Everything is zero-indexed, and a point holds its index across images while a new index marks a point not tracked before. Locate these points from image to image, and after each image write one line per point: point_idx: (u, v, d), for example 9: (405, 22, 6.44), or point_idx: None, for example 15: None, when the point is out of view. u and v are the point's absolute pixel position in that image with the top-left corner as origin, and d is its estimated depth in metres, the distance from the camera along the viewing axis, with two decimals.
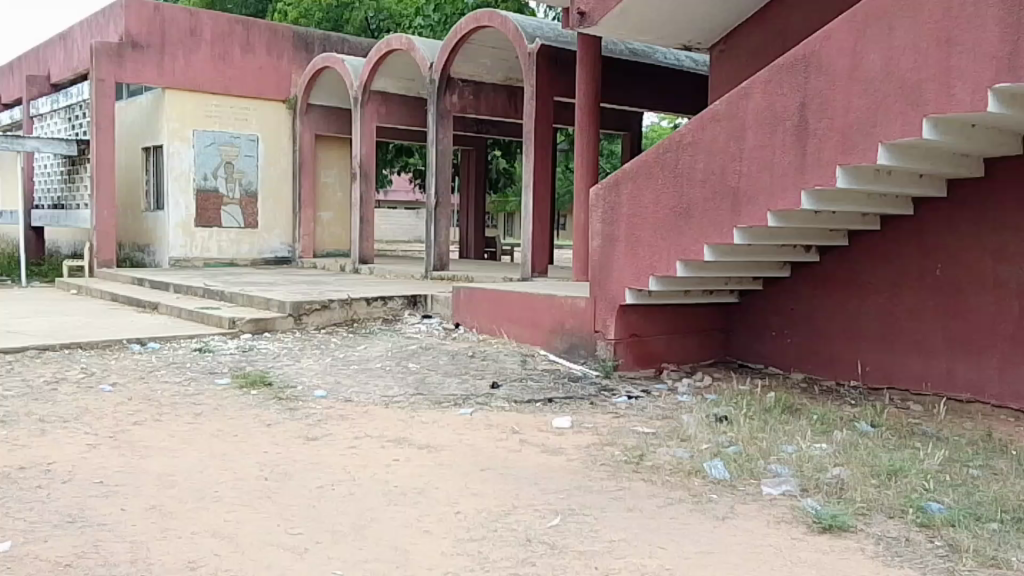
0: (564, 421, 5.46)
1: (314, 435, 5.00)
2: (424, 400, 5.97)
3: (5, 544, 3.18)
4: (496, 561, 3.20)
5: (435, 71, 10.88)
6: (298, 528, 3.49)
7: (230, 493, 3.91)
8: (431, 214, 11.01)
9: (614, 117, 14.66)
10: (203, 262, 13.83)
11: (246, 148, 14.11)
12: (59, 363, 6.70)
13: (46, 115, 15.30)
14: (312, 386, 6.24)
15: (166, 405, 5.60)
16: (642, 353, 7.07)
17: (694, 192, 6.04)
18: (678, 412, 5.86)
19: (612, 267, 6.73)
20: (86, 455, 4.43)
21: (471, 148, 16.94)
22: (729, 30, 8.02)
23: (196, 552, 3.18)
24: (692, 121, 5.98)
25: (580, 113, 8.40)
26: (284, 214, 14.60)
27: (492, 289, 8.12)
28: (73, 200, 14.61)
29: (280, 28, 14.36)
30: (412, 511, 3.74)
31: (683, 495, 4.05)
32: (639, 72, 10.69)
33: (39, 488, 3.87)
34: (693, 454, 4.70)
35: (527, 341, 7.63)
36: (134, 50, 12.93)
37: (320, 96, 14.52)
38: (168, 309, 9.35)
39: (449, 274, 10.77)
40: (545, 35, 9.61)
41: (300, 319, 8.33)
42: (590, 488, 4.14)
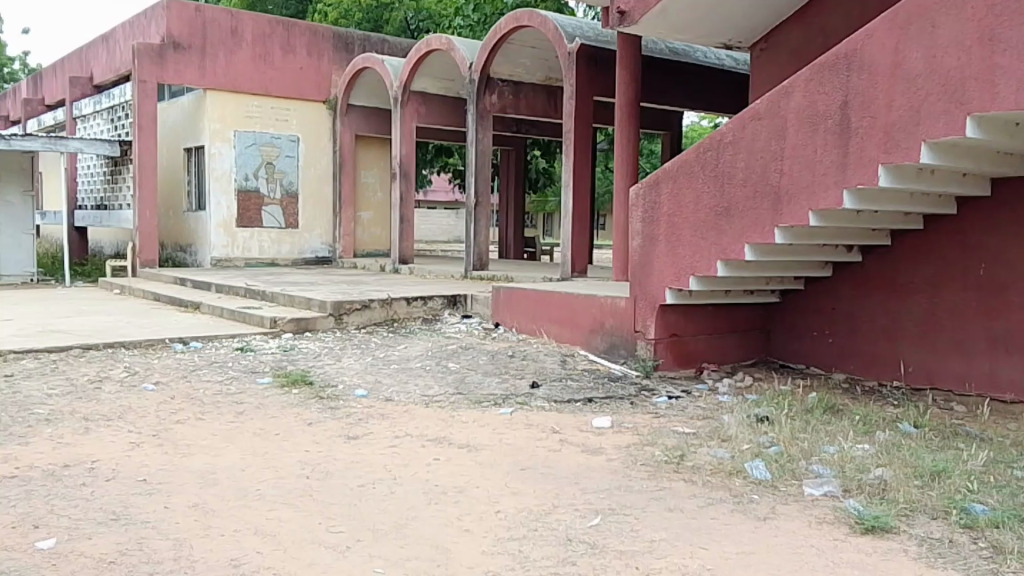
0: (603, 421, 5.47)
1: (355, 434, 5.07)
2: (465, 400, 6.01)
3: (51, 540, 3.28)
4: (537, 561, 3.22)
5: (474, 71, 10.92)
6: (338, 526, 3.55)
7: (272, 491, 3.99)
8: (470, 214, 11.07)
9: (654, 117, 14.61)
10: (244, 262, 14.05)
11: (287, 148, 14.33)
12: (103, 362, 6.88)
13: (89, 116, 15.63)
14: (353, 386, 6.32)
15: (209, 404, 5.71)
16: (681, 353, 7.04)
17: (734, 191, 6.01)
18: (718, 412, 5.83)
19: (652, 267, 6.72)
20: (129, 453, 4.54)
21: (509, 148, 17.00)
22: (769, 29, 7.95)
23: (238, 551, 3.25)
24: (732, 121, 5.95)
25: (621, 112, 8.37)
26: (323, 214, 14.80)
27: (531, 289, 8.15)
28: (115, 201, 14.93)
29: (321, 29, 14.52)
30: (453, 510, 3.78)
31: (724, 495, 4.04)
32: (679, 72, 10.64)
33: (84, 486, 3.98)
34: (733, 454, 4.68)
35: (566, 341, 7.65)
36: (176, 51, 13.16)
37: (358, 96, 14.67)
38: (210, 309, 9.51)
39: (488, 274, 10.82)
40: (585, 34, 9.60)
41: (341, 319, 8.44)
42: (630, 488, 4.15)
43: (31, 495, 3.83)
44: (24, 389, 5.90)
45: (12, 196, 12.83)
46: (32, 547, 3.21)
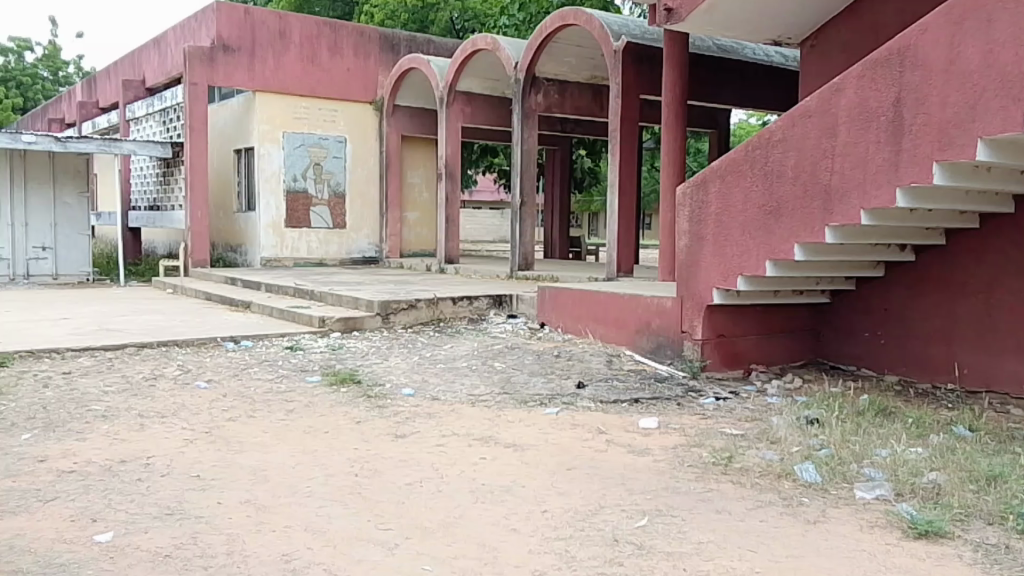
0: (650, 421, 5.46)
1: (403, 433, 5.14)
2: (511, 399, 6.04)
3: (109, 534, 3.39)
4: (584, 560, 3.23)
5: (520, 70, 10.93)
6: (387, 523, 3.61)
7: (322, 488, 4.07)
8: (516, 214, 11.09)
9: (700, 115, 14.47)
10: (293, 262, 14.28)
11: (335, 149, 14.55)
12: (157, 360, 7.07)
13: (142, 118, 16.04)
14: (400, 384, 6.41)
15: (260, 402, 5.84)
16: (729, 353, 6.97)
17: (784, 190, 5.92)
18: (767, 414, 5.75)
19: (699, 266, 6.67)
20: (183, 449, 4.67)
21: (554, 147, 17.00)
22: (819, 25, 7.82)
23: (289, 546, 3.32)
24: (782, 118, 5.86)
25: (667, 110, 8.32)
26: (369, 214, 14.99)
27: (577, 288, 8.15)
28: (167, 202, 15.31)
29: (367, 30, 14.70)
30: (500, 509, 3.81)
31: (773, 498, 3.99)
32: (727, 69, 10.51)
33: (140, 481, 4.10)
34: (783, 457, 4.61)
35: (612, 341, 7.63)
36: (226, 53, 13.43)
37: (404, 97, 14.83)
38: (260, 309, 9.68)
39: (534, 274, 10.84)
40: (630, 32, 9.56)
41: (388, 318, 8.54)
42: (678, 489, 4.13)
43: (89, 489, 3.96)
44: (82, 386, 6.10)
45: (69, 197, 13.24)
46: (91, 540, 3.33)
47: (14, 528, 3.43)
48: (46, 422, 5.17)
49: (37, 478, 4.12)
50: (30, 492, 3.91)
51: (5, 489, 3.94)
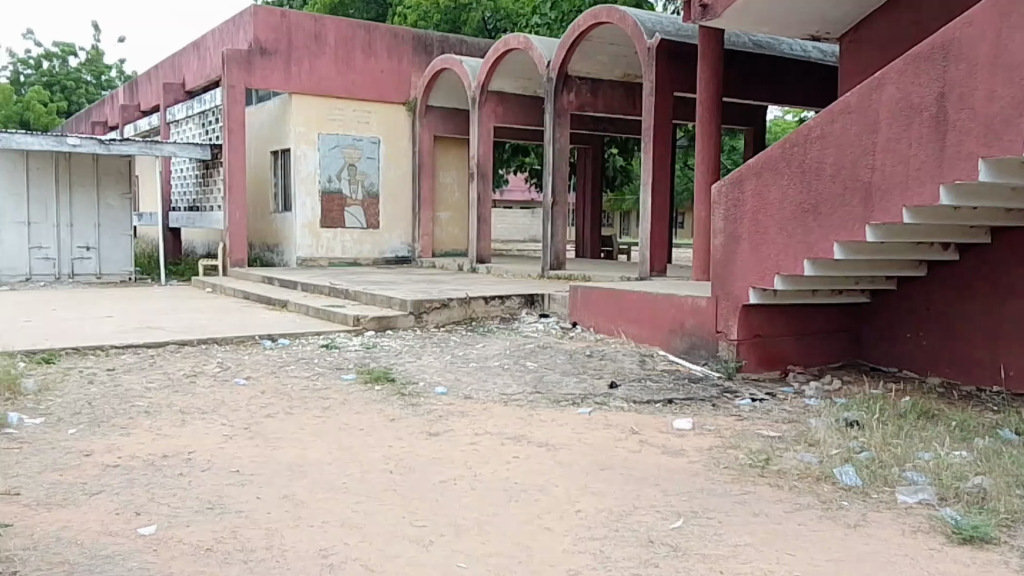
0: (684, 422, 5.41)
1: (436, 431, 5.15)
2: (544, 399, 6.02)
3: (152, 527, 3.44)
4: (619, 561, 3.21)
5: (552, 70, 10.92)
6: (422, 520, 3.61)
7: (357, 484, 4.10)
8: (548, 214, 11.06)
9: (737, 112, 14.32)
10: (328, 262, 14.41)
11: (369, 150, 14.66)
12: (197, 357, 7.18)
13: (181, 121, 16.31)
14: (433, 382, 6.45)
15: (297, 399, 5.91)
16: (765, 354, 6.89)
17: (823, 187, 5.83)
18: (805, 416, 5.66)
19: (735, 265, 6.60)
20: (223, 445, 4.73)
21: (587, 146, 16.94)
22: (859, 19, 7.69)
23: (326, 541, 3.35)
24: (820, 114, 5.77)
25: (702, 107, 8.23)
26: (403, 214, 15.08)
27: (610, 288, 8.10)
28: (206, 203, 15.55)
29: (400, 32, 14.79)
30: (533, 508, 3.79)
31: (811, 500, 3.93)
32: (763, 65, 10.38)
33: (182, 475, 4.17)
34: (821, 460, 4.53)
35: (645, 342, 7.58)
36: (263, 56, 13.61)
37: (437, 97, 14.90)
38: (296, 308, 9.80)
39: (566, 274, 10.80)
40: (665, 29, 9.47)
41: (420, 317, 8.58)
42: (714, 490, 4.08)
43: (133, 483, 4.03)
44: (126, 382, 6.23)
45: (111, 198, 13.50)
46: (135, 533, 3.39)
47: (61, 520, 3.50)
48: (91, 417, 5.28)
49: (84, 471, 4.20)
50: (76, 485, 3.99)
51: (53, 482, 4.02)
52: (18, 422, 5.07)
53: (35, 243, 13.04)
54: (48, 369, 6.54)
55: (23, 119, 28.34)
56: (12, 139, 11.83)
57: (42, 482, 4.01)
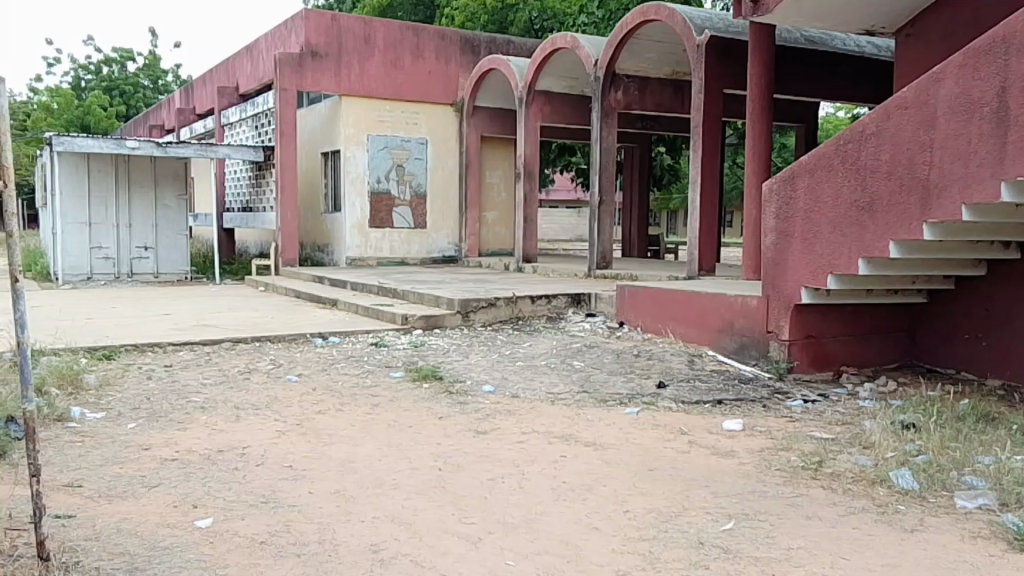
0: (734, 423, 5.34)
1: (483, 428, 5.19)
2: (591, 398, 6.01)
3: (208, 520, 3.54)
4: (668, 562, 3.19)
5: (600, 68, 10.87)
6: (471, 518, 3.64)
7: (407, 481, 4.15)
8: (594, 213, 11.02)
9: (788, 109, 14.08)
10: (376, 261, 14.59)
11: (417, 151, 14.80)
12: (250, 354, 7.34)
13: (235, 124, 16.69)
14: (480, 381, 6.48)
15: (347, 396, 6.00)
16: (818, 355, 6.77)
17: (879, 185, 5.70)
18: (858, 418, 5.55)
19: (787, 265, 6.51)
20: (277, 440, 4.84)
21: (634, 144, 16.83)
22: (917, 13, 7.51)
23: (376, 536, 3.40)
24: (876, 110, 5.65)
25: (753, 105, 8.12)
26: (450, 214, 15.19)
27: (657, 287, 8.05)
28: (258, 203, 15.87)
29: (448, 33, 14.89)
30: (581, 508, 3.79)
31: (866, 504, 3.86)
32: (816, 61, 10.19)
33: (237, 469, 4.28)
34: (876, 463, 4.43)
35: (694, 341, 7.51)
36: (314, 59, 13.84)
37: (484, 97, 14.97)
38: (346, 307, 9.95)
39: (612, 273, 10.76)
40: (715, 25, 9.36)
41: (468, 316, 8.66)
42: (765, 493, 4.03)
43: (190, 477, 4.15)
44: (183, 379, 6.40)
45: (168, 199, 13.87)
46: (192, 525, 3.49)
47: (121, 511, 3.62)
48: (150, 411, 5.45)
49: (143, 465, 4.34)
50: (136, 478, 4.13)
51: (114, 475, 4.16)
52: (80, 416, 5.25)
53: (95, 243, 13.47)
54: (108, 365, 6.77)
55: (84, 123, 29.26)
56: (73, 143, 12.22)
57: (102, 475, 4.15)
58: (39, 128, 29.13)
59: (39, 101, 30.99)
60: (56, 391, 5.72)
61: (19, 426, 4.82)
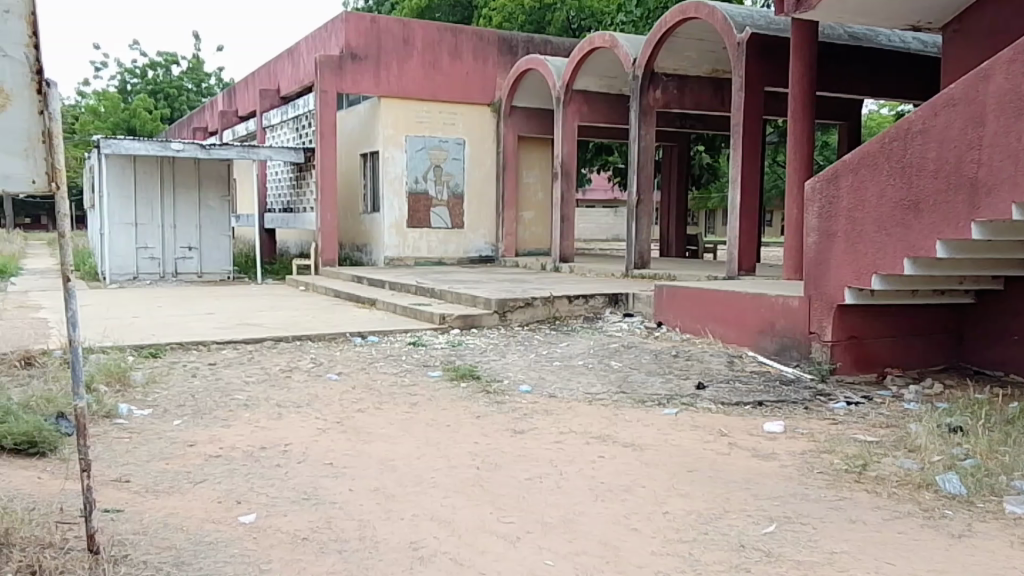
0: (776, 426, 5.27)
1: (521, 428, 5.20)
2: (629, 398, 5.99)
3: (252, 516, 3.60)
4: (709, 564, 3.17)
5: (638, 67, 10.81)
6: (510, 517, 3.66)
7: (445, 479, 4.18)
8: (632, 213, 10.96)
9: (831, 107, 13.84)
10: (414, 261, 14.69)
11: (454, 152, 14.87)
12: (291, 353, 7.45)
13: (277, 126, 16.96)
14: (517, 380, 6.49)
15: (386, 395, 6.05)
16: (861, 357, 6.65)
17: (925, 184, 5.59)
18: (903, 421, 5.44)
19: (830, 264, 6.42)
20: (317, 438, 4.91)
21: (673, 143, 16.71)
22: (964, 9, 7.36)
23: (416, 534, 3.43)
24: (923, 107, 5.53)
25: (795, 103, 8.01)
26: (487, 215, 15.24)
27: (696, 287, 7.99)
28: (299, 204, 16.09)
29: (486, 34, 14.93)
30: (620, 509, 3.78)
31: (912, 508, 3.78)
32: (858, 57, 10.02)
33: (278, 466, 4.35)
34: (922, 467, 4.34)
35: (734, 342, 7.44)
36: (353, 61, 13.99)
37: (522, 96, 14.99)
38: (384, 306, 10.04)
39: (650, 273, 10.69)
40: (756, 23, 9.24)
41: (505, 316, 8.68)
42: (807, 496, 3.97)
43: (234, 473, 4.23)
44: (226, 376, 6.53)
45: (211, 200, 14.13)
46: (237, 520, 3.55)
47: (168, 507, 3.71)
48: (195, 409, 5.56)
49: (188, 461, 4.43)
50: (182, 474, 4.22)
51: (160, 470, 4.26)
52: (127, 413, 5.39)
53: (142, 244, 13.78)
54: (154, 363, 6.93)
55: (130, 126, 29.99)
56: (122, 146, 12.49)
57: (149, 470, 4.25)
58: (86, 131, 29.89)
59: (87, 105, 31.83)
60: (104, 388, 5.87)
61: (69, 422, 4.96)
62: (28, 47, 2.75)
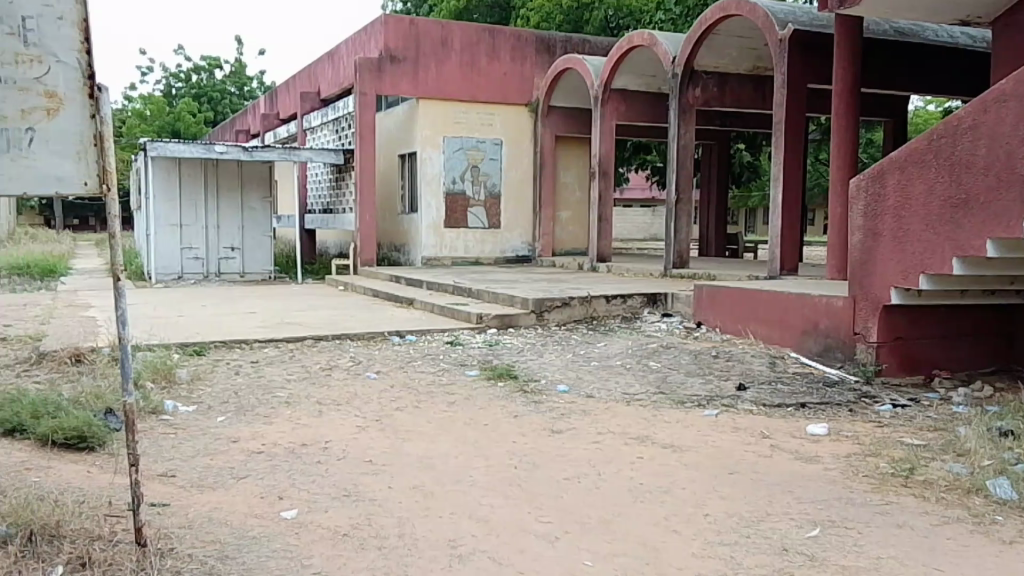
0: (819, 428, 5.18)
1: (559, 428, 5.18)
2: (668, 399, 5.95)
3: (293, 511, 3.65)
4: (751, 567, 3.13)
5: (678, 65, 10.72)
6: (548, 516, 3.65)
7: (484, 478, 4.19)
8: (671, 212, 10.87)
9: (876, 104, 13.55)
10: (451, 261, 14.76)
11: (491, 152, 14.90)
12: (331, 352, 7.54)
13: (318, 128, 17.21)
14: (555, 380, 6.48)
15: (424, 393, 6.09)
16: (907, 358, 6.52)
17: (975, 181, 5.44)
18: (952, 424, 5.30)
19: (875, 264, 6.30)
20: (357, 436, 4.95)
21: (712, 141, 16.53)
22: (1015, 2, 7.17)
23: (455, 532, 3.45)
24: (972, 103, 5.40)
25: (839, 100, 7.87)
26: (524, 215, 15.24)
27: (737, 287, 7.90)
28: (338, 205, 16.27)
29: (524, 34, 14.93)
30: (661, 510, 3.75)
31: (961, 514, 3.69)
32: (905, 53, 9.79)
33: (319, 463, 4.40)
34: (972, 471, 4.23)
35: (775, 343, 7.33)
36: (392, 63, 14.11)
37: (560, 96, 14.97)
38: (422, 305, 10.09)
39: (689, 273, 10.60)
40: (799, 19, 9.11)
41: (542, 316, 8.67)
42: (852, 500, 3.89)
43: (276, 469, 4.29)
44: (268, 374, 6.63)
45: (253, 202, 14.37)
46: (279, 516, 3.60)
47: (212, 501, 3.78)
48: (238, 405, 5.66)
49: (232, 457, 4.51)
50: (226, 469, 4.29)
51: (205, 465, 4.34)
52: (173, 409, 5.50)
53: (187, 245, 14.05)
54: (199, 361, 7.06)
55: (174, 129, 30.67)
56: (167, 149, 12.76)
57: (194, 466, 4.34)
58: (133, 134, 30.60)
59: (133, 108, 32.57)
60: (151, 384, 6.01)
61: (117, 418, 5.09)
62: (79, 52, 2.84)
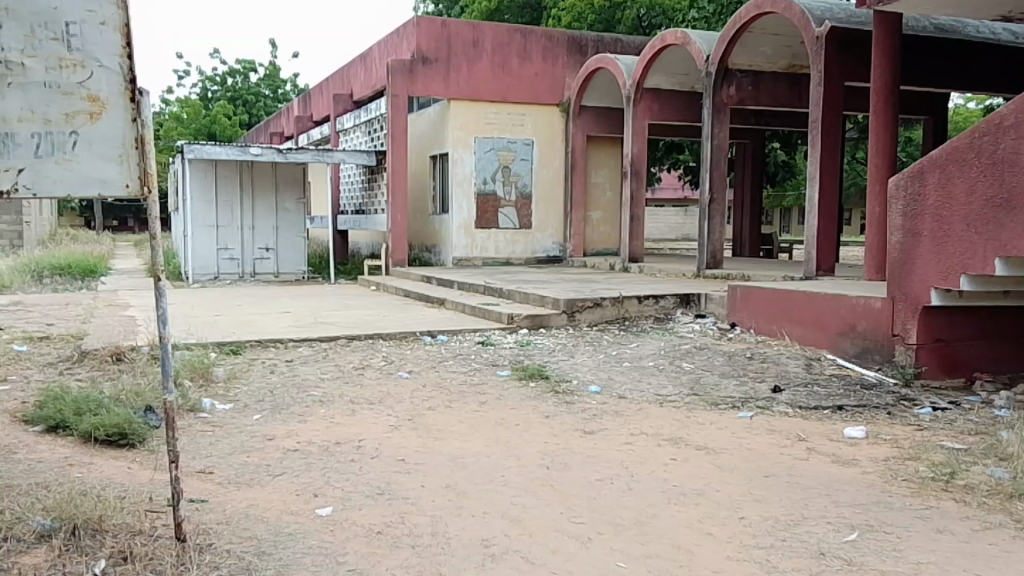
0: (856, 430, 5.11)
1: (591, 429, 5.17)
2: (702, 400, 5.91)
3: (328, 509, 3.69)
4: (787, 571, 3.10)
5: (712, 63, 10.62)
6: (581, 517, 3.64)
7: (517, 478, 4.20)
8: (704, 212, 10.77)
9: (916, 101, 13.33)
10: (482, 261, 14.79)
11: (522, 152, 14.91)
12: (365, 351, 7.61)
13: (350, 129, 17.34)
14: (587, 381, 6.46)
15: (456, 393, 6.11)
16: (946, 361, 6.39)
17: (1018, 181, 5.32)
18: (993, 428, 5.19)
19: (915, 264, 6.19)
20: (390, 435, 4.99)
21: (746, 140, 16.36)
22: None
23: (488, 532, 3.45)
24: (1015, 101, 5.30)
25: (876, 98, 7.75)
26: (555, 215, 15.23)
27: (772, 287, 7.81)
28: (371, 206, 16.40)
29: (555, 34, 14.92)
30: (695, 512, 3.73)
31: (1003, 519, 3.61)
32: (945, 50, 9.61)
33: (353, 461, 4.44)
34: (1015, 476, 4.13)
35: (811, 344, 7.24)
36: (424, 64, 14.18)
37: (591, 96, 14.93)
38: (453, 305, 10.13)
39: (723, 274, 10.50)
40: (836, 16, 9.00)
41: (573, 316, 8.65)
42: (891, 505, 3.83)
43: (312, 467, 4.35)
44: (303, 373, 6.71)
45: (288, 202, 14.55)
46: (314, 514, 3.64)
47: (248, 498, 3.83)
48: (274, 404, 5.74)
49: (267, 454, 4.57)
50: (262, 466, 4.35)
51: (242, 462, 4.41)
52: (210, 407, 5.58)
53: (223, 245, 14.26)
54: (235, 359, 7.17)
55: (211, 131, 31.16)
56: (204, 151, 12.96)
57: (231, 463, 4.40)
58: (171, 137, 31.15)
59: (171, 111, 33.12)
60: (189, 382, 6.11)
61: (156, 415, 5.19)
62: (122, 57, 2.91)
